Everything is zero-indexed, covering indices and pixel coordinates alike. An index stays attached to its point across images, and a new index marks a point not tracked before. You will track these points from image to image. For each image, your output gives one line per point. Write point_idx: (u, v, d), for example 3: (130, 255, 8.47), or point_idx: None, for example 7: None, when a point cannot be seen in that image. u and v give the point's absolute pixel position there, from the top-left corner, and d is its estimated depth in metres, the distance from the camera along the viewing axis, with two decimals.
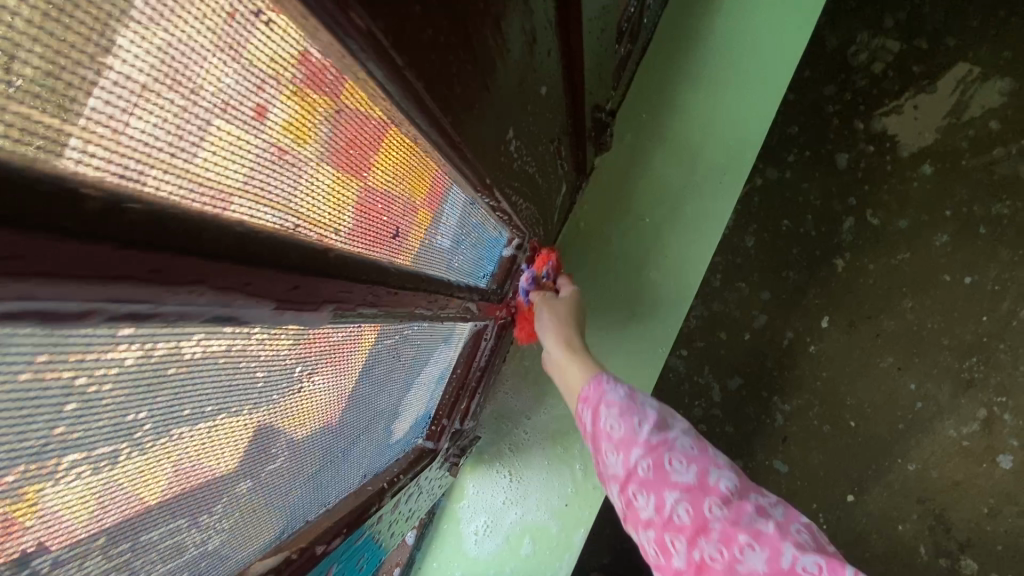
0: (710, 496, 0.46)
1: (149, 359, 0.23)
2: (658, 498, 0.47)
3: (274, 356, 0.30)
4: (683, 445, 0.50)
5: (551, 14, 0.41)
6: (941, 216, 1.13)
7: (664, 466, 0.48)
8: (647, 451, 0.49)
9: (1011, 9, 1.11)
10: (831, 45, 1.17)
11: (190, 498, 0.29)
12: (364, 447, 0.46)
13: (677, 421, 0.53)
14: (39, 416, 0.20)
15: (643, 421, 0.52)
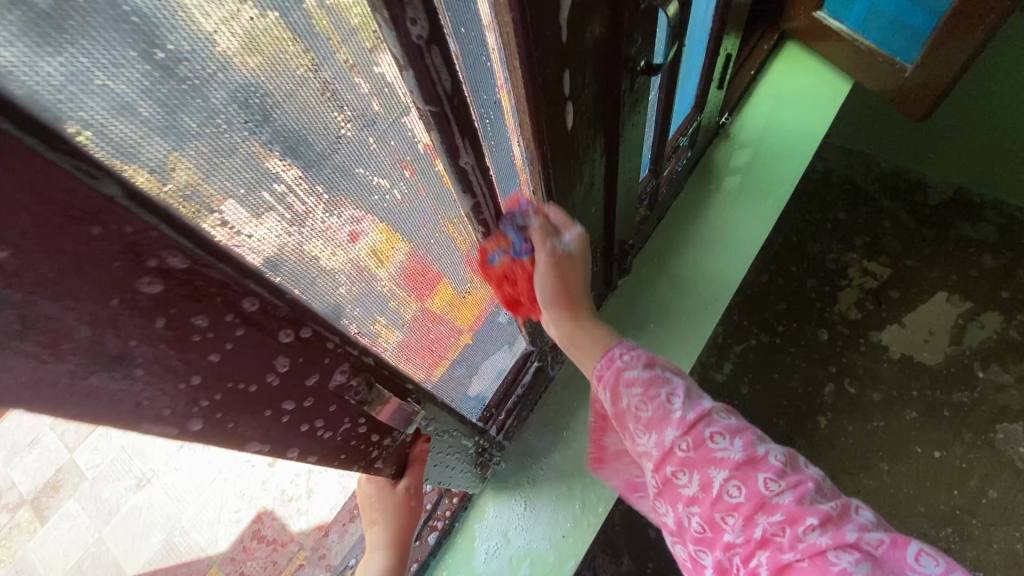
0: (761, 471, 0.49)
1: (456, 224, 0.55)
2: (704, 475, 0.50)
3: (466, 263, 0.62)
4: (721, 417, 0.53)
5: (602, 173, 0.81)
6: (910, 395, 1.49)
7: (705, 443, 0.51)
8: (685, 431, 0.52)
9: (959, 271, 1.62)
10: (812, 250, 1.63)
11: (391, 307, 0.53)
12: (458, 376, 0.79)
13: (707, 396, 0.56)
14: (427, 210, 0.50)
15: (672, 395, 0.55)
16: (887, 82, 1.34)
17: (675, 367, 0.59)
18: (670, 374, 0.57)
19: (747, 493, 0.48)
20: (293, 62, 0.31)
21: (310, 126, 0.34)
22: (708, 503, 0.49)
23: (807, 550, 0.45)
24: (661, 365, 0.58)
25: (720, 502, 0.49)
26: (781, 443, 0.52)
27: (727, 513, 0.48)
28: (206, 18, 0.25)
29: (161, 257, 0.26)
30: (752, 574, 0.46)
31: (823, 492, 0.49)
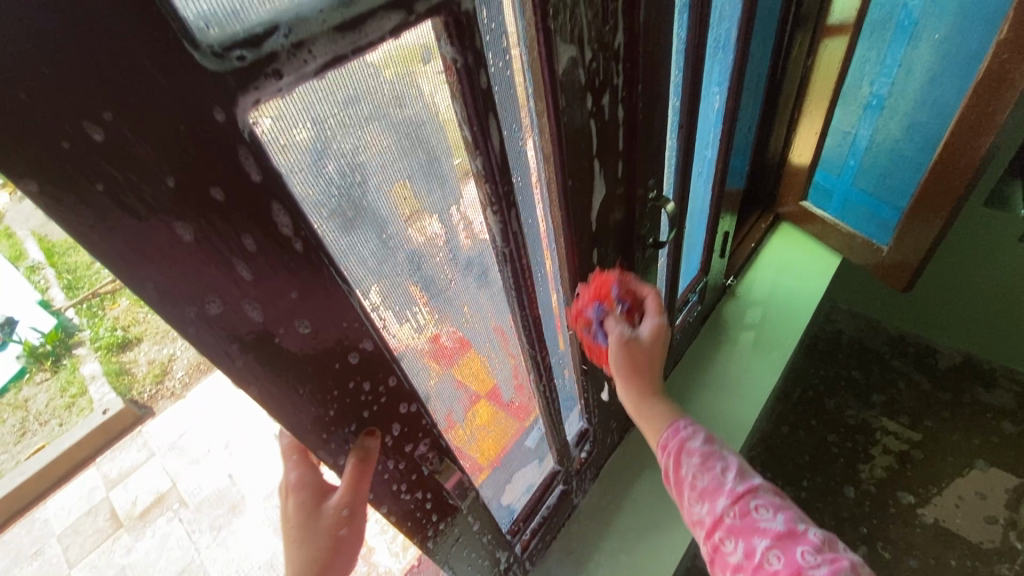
0: (800, 545, 0.61)
1: (508, 343, 0.75)
2: (749, 543, 0.63)
3: (512, 375, 0.80)
4: (767, 494, 0.66)
5: None
6: (948, 564, 1.45)
7: (751, 514, 0.64)
8: (734, 501, 0.66)
9: (980, 436, 1.66)
10: (830, 405, 1.73)
11: (459, 401, 0.71)
12: (493, 480, 0.90)
13: (760, 481, 0.68)
14: (490, 330, 0.70)
15: (726, 470, 0.69)
16: (869, 259, 1.58)
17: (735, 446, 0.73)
18: (727, 454, 0.71)
19: (785, 562, 0.60)
20: (437, 236, 0.54)
21: (438, 272, 0.57)
22: (751, 569, 0.62)
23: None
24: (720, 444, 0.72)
25: (762, 569, 0.61)
26: (823, 531, 0.63)
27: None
28: (406, 216, 0.49)
29: (364, 343, 0.46)
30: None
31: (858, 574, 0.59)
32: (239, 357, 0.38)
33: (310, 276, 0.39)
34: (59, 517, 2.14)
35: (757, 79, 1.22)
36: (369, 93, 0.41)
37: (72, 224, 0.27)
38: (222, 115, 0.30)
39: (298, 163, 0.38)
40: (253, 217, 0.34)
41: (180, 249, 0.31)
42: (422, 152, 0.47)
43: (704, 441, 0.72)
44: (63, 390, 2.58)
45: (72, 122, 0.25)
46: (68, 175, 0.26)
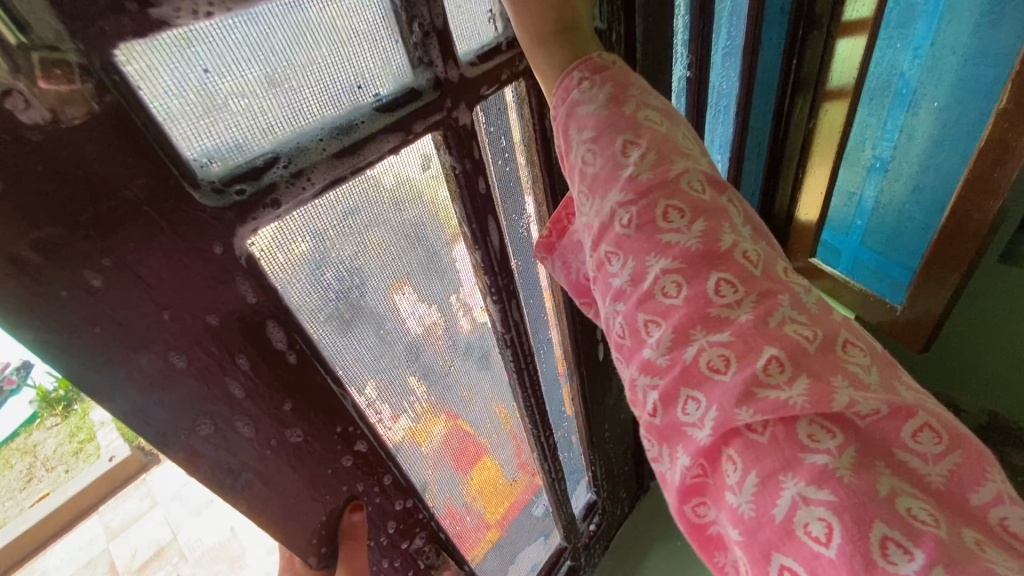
0: (717, 270, 0.34)
1: (511, 422, 0.74)
2: (638, 261, 0.35)
3: (516, 454, 0.78)
4: (689, 189, 0.36)
5: None
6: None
7: (654, 220, 0.35)
8: (635, 198, 0.36)
9: None
10: None
11: (460, 485, 0.69)
12: (496, 561, 0.87)
13: (687, 168, 0.38)
14: (492, 411, 0.69)
15: (632, 148, 0.38)
16: (884, 318, 1.55)
17: (662, 112, 0.41)
18: (636, 126, 0.39)
19: (731, 358, 0.31)
20: (437, 326, 0.54)
21: (437, 360, 0.57)
22: (635, 299, 0.35)
23: (769, 401, 0.29)
24: (632, 104, 0.40)
25: (649, 301, 0.34)
26: (766, 250, 0.36)
27: (654, 316, 0.34)
28: (405, 310, 0.50)
29: (359, 444, 0.46)
30: (669, 413, 0.32)
31: (805, 312, 0.32)
32: (229, 473, 0.37)
33: (308, 388, 0.40)
34: (58, 568, 2.10)
35: (759, 144, 1.24)
36: (370, 202, 0.42)
37: (67, 365, 0.28)
38: (221, 248, 0.32)
39: (297, 274, 0.39)
40: (247, 337, 0.35)
41: (172, 375, 0.32)
42: (421, 249, 0.48)
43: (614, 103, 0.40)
44: (71, 434, 2.56)
45: (73, 272, 0.27)
46: (65, 320, 0.27)
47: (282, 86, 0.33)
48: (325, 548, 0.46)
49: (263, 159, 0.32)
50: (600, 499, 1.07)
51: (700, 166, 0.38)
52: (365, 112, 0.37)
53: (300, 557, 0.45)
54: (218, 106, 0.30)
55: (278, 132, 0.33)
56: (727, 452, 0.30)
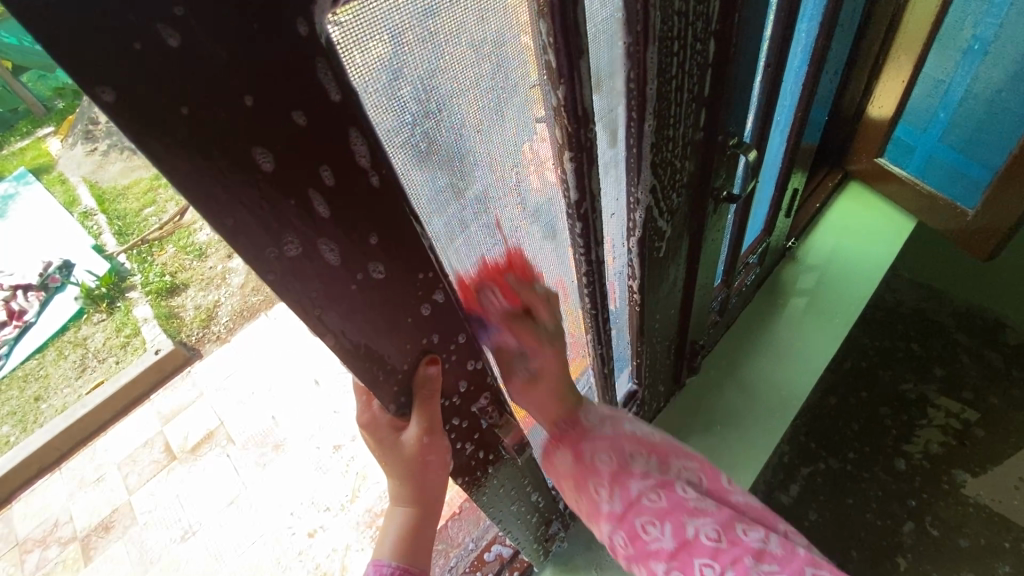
0: (698, 558, 0.53)
1: (568, 300, 0.71)
2: (648, 567, 0.57)
3: (570, 334, 0.77)
4: (650, 503, 0.59)
5: (679, 286, 0.94)
6: (1001, 546, 1.39)
7: (639, 536, 0.58)
8: (620, 524, 0.60)
9: None
10: (885, 377, 1.64)
11: (516, 357, 0.68)
12: (544, 437, 0.89)
13: (635, 475, 0.62)
14: (552, 286, 0.66)
15: (599, 488, 0.64)
16: (951, 225, 1.46)
17: (610, 426, 0.67)
18: (598, 461, 0.65)
19: None
20: (507, 179, 0.49)
21: (505, 219, 0.52)
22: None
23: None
24: (589, 448, 0.66)
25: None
26: (713, 515, 0.56)
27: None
28: (477, 151, 0.44)
29: (438, 294, 0.43)
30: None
31: (764, 558, 0.52)
32: (316, 306, 0.34)
33: (387, 221, 0.35)
34: (118, 449, 2.36)
35: (850, 14, 1.08)
36: (449, 4, 0.35)
37: (149, 147, 0.24)
38: (305, 26, 0.26)
39: (371, 81, 0.33)
40: (330, 146, 0.30)
41: (260, 179, 0.28)
42: (499, 80, 0.42)
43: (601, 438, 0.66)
44: (118, 330, 2.87)
45: (140, 20, 0.21)
46: (146, 87, 0.22)
47: None
48: (403, 398, 0.45)
49: None
50: (640, 392, 1.08)
51: (643, 466, 0.63)
52: None
53: (380, 404, 0.45)
54: None
55: None
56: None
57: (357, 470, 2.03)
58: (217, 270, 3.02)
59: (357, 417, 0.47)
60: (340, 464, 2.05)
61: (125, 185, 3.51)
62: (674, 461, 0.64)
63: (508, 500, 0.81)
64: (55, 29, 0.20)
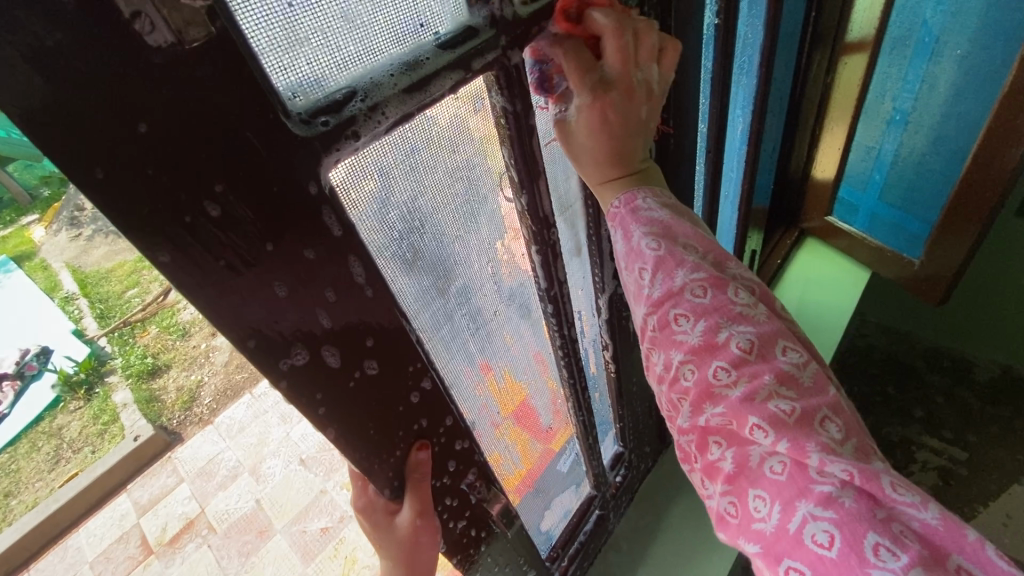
0: (716, 360, 0.44)
1: (547, 372, 0.76)
2: (665, 357, 0.48)
3: (552, 403, 0.82)
4: (694, 294, 0.47)
5: None
6: None
7: (669, 324, 0.48)
8: (652, 309, 0.49)
9: None
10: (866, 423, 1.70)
11: (501, 429, 0.72)
12: (533, 506, 0.91)
13: (685, 267, 0.49)
14: (530, 360, 0.71)
15: (643, 271, 0.50)
16: (902, 273, 1.57)
17: (669, 213, 0.53)
18: (648, 245, 0.50)
19: (741, 432, 0.41)
20: (483, 271, 0.56)
21: (484, 305, 0.59)
22: (669, 384, 0.47)
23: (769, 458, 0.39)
24: (638, 230, 0.52)
25: (676, 384, 0.46)
26: (759, 328, 0.45)
27: (681, 396, 0.46)
28: (455, 251, 0.51)
29: (425, 381, 0.48)
30: (703, 457, 0.44)
31: (790, 387, 0.42)
32: (322, 404, 0.40)
33: (378, 324, 0.42)
34: (91, 544, 2.24)
35: (781, 97, 1.23)
36: (427, 142, 0.43)
37: (191, 288, 0.30)
38: (315, 186, 0.34)
39: (364, 211, 0.40)
40: (331, 273, 0.37)
41: (277, 303, 0.34)
42: (472, 191, 0.50)
43: (650, 221, 0.52)
44: (96, 417, 2.81)
45: (191, 198, 0.28)
46: (193, 246, 0.29)
47: (356, 21, 0.33)
48: (396, 482, 0.49)
49: (342, 92, 0.34)
50: (627, 452, 1.11)
51: (697, 261, 0.49)
52: (429, 49, 0.38)
53: (375, 489, 0.49)
54: (300, 41, 0.31)
55: (353, 67, 0.34)
56: (754, 490, 0.40)
57: (347, 552, 1.93)
58: (201, 348, 3.01)
59: (353, 503, 0.51)
60: (329, 546, 1.96)
61: (108, 268, 3.54)
62: (732, 266, 0.50)
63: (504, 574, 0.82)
64: (131, 213, 0.26)
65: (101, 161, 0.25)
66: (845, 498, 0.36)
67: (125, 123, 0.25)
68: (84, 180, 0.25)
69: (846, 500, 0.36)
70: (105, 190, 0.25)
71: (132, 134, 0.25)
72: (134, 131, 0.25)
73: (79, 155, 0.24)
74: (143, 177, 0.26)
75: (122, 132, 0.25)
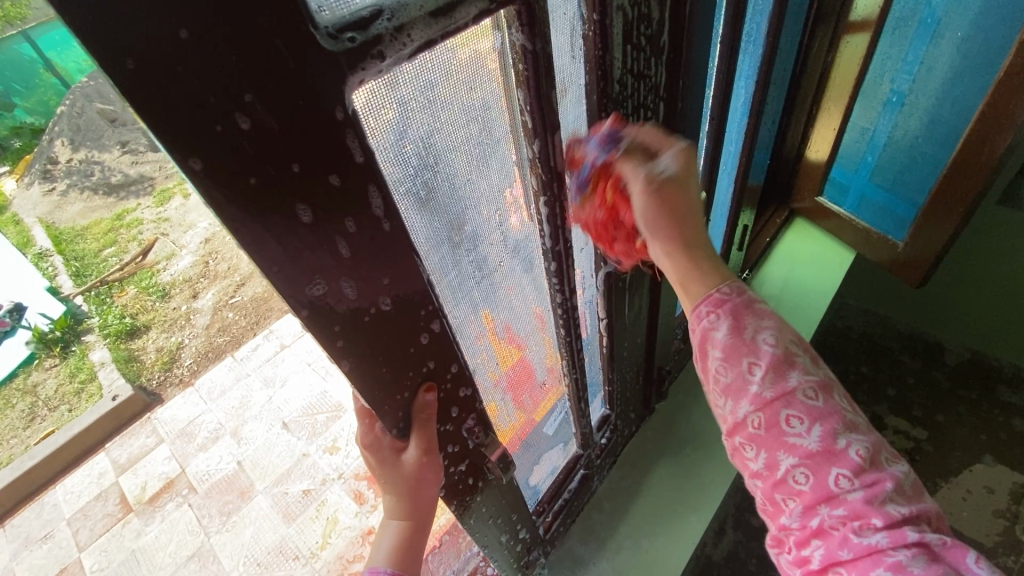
0: (836, 466, 0.47)
1: (546, 327, 0.78)
2: (771, 457, 0.50)
3: (548, 359, 0.83)
4: (807, 397, 0.50)
5: (646, 318, 1.01)
6: None
7: (779, 425, 0.50)
8: (762, 408, 0.50)
9: (991, 434, 1.66)
10: None
11: (500, 380, 0.74)
12: (523, 460, 0.94)
13: (795, 368, 0.51)
14: (530, 313, 0.72)
15: (755, 366, 0.51)
16: (885, 255, 1.61)
17: (775, 321, 0.54)
18: (762, 343, 0.52)
19: (849, 531, 0.46)
20: (490, 219, 0.56)
21: (490, 255, 0.59)
22: (771, 483, 0.50)
23: (864, 548, 0.45)
24: (749, 327, 0.53)
25: (784, 485, 0.49)
26: (867, 434, 0.49)
27: (789, 496, 0.49)
28: (466, 196, 0.51)
29: (434, 323, 0.49)
30: (797, 548, 0.49)
31: (902, 493, 0.47)
32: (339, 336, 0.40)
33: (393, 257, 0.42)
34: (69, 501, 2.25)
35: (784, 72, 1.22)
36: (445, 77, 0.42)
37: (217, 200, 0.30)
38: (341, 111, 0.34)
39: (381, 141, 0.40)
40: (352, 202, 0.37)
41: (300, 229, 0.34)
42: (485, 135, 0.50)
43: (761, 316, 0.54)
44: (72, 375, 2.75)
45: (223, 107, 0.28)
46: (223, 158, 0.29)
47: None
48: (403, 423, 0.51)
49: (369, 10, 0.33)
50: (613, 417, 1.13)
51: (804, 360, 0.52)
52: None
53: (382, 427, 0.50)
54: None
55: None
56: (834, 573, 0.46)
57: (328, 514, 1.94)
58: (181, 310, 2.97)
59: (360, 437, 0.52)
60: (310, 507, 1.98)
61: (84, 226, 3.50)
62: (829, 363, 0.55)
63: (494, 521, 0.85)
64: (165, 118, 0.26)
65: (133, 52, 0.24)
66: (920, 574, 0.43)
67: (165, 23, 0.25)
68: (116, 72, 0.24)
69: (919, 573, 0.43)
70: (140, 88, 0.25)
71: (174, 40, 0.25)
72: (175, 36, 0.25)
73: (114, 48, 0.24)
74: (177, 79, 0.26)
75: (162, 32, 0.25)
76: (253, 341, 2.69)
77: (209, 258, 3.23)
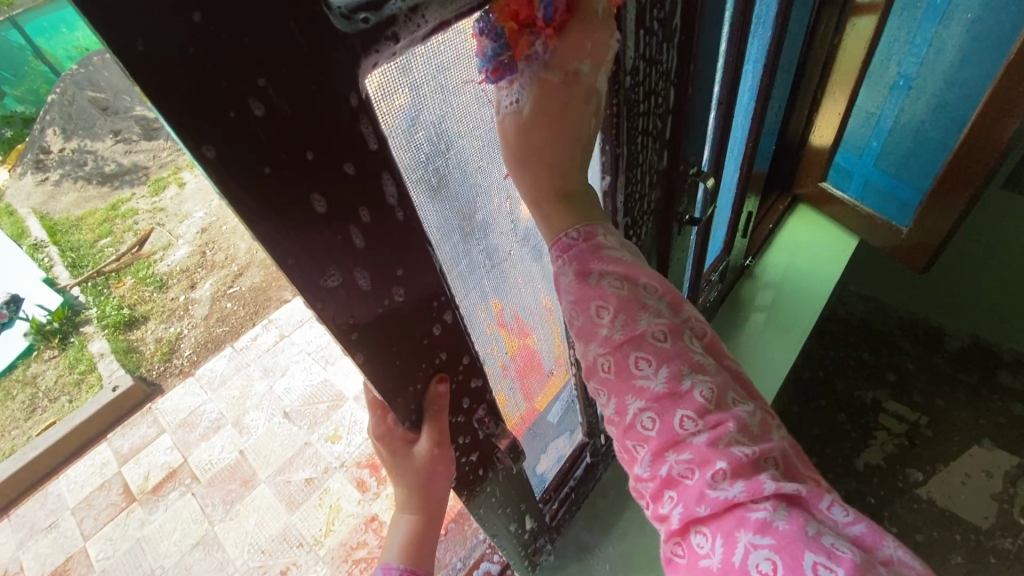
0: (681, 408, 0.41)
1: (553, 316, 0.77)
2: (620, 402, 0.44)
3: (556, 348, 0.83)
4: (655, 339, 0.44)
5: None
6: (952, 538, 1.49)
7: (628, 368, 0.44)
8: (611, 351, 0.45)
9: (990, 418, 1.67)
10: (840, 387, 1.76)
11: (509, 369, 0.73)
12: (531, 449, 0.94)
13: (646, 310, 0.45)
14: (539, 302, 0.72)
15: (602, 309, 0.45)
16: (888, 241, 1.61)
17: (624, 266, 0.47)
18: (605, 281, 0.46)
19: (701, 482, 0.39)
20: (500, 207, 0.55)
21: (500, 243, 0.58)
22: (622, 430, 0.44)
23: (718, 501, 0.38)
24: (596, 268, 0.47)
25: (633, 432, 0.43)
26: (717, 376, 0.43)
27: (637, 444, 0.43)
28: (476, 182, 0.50)
29: (447, 314, 0.48)
30: (654, 506, 0.42)
31: (748, 435, 0.41)
32: (354, 329, 0.40)
33: (407, 247, 0.41)
34: (72, 491, 2.25)
35: (791, 55, 1.20)
36: (458, 60, 0.41)
37: (231, 190, 0.29)
38: (356, 97, 0.33)
39: (394, 126, 0.39)
40: (367, 191, 0.36)
41: (315, 219, 0.33)
42: (496, 119, 0.48)
43: (611, 261, 0.47)
44: (72, 366, 2.74)
45: (237, 93, 0.27)
46: (237, 145, 0.28)
47: None
48: (415, 415, 0.50)
49: None
50: None
51: (655, 303, 0.46)
52: None
53: (395, 419, 0.50)
54: None
55: None
56: (694, 532, 0.39)
57: (331, 502, 1.95)
58: (179, 301, 2.95)
59: (372, 429, 0.52)
60: (313, 495, 1.99)
61: (78, 216, 3.46)
62: None
63: (503, 509, 0.85)
64: (178, 104, 0.25)
65: (144, 33, 0.23)
66: (778, 523, 0.36)
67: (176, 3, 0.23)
68: (126, 54, 0.23)
69: (780, 525, 0.36)
70: (152, 72, 0.24)
71: (186, 22, 0.24)
72: (187, 19, 0.24)
73: (123, 28, 0.22)
74: (190, 64, 0.25)
75: (174, 13, 0.24)
76: (253, 331, 2.68)
77: (205, 248, 3.21)
